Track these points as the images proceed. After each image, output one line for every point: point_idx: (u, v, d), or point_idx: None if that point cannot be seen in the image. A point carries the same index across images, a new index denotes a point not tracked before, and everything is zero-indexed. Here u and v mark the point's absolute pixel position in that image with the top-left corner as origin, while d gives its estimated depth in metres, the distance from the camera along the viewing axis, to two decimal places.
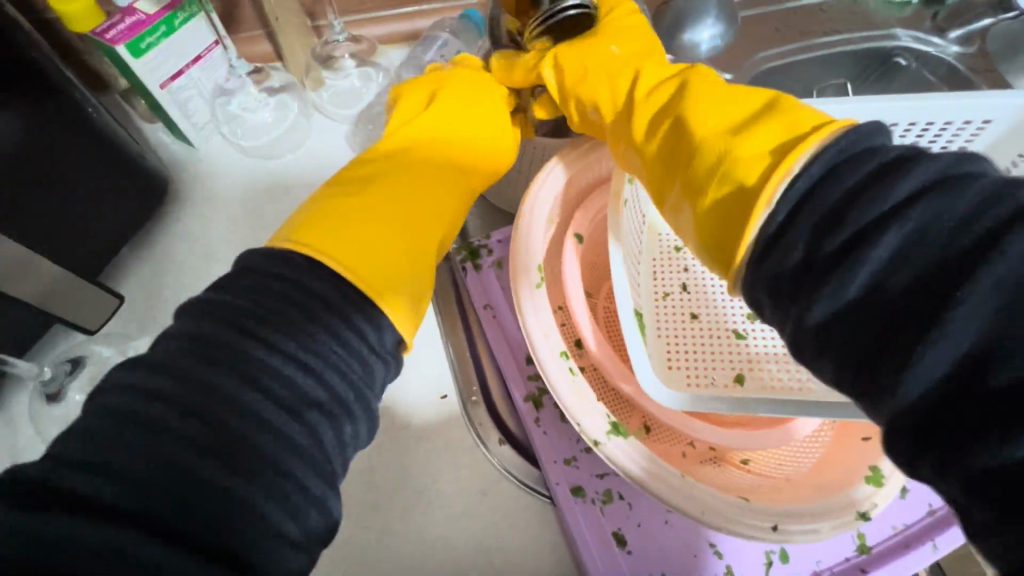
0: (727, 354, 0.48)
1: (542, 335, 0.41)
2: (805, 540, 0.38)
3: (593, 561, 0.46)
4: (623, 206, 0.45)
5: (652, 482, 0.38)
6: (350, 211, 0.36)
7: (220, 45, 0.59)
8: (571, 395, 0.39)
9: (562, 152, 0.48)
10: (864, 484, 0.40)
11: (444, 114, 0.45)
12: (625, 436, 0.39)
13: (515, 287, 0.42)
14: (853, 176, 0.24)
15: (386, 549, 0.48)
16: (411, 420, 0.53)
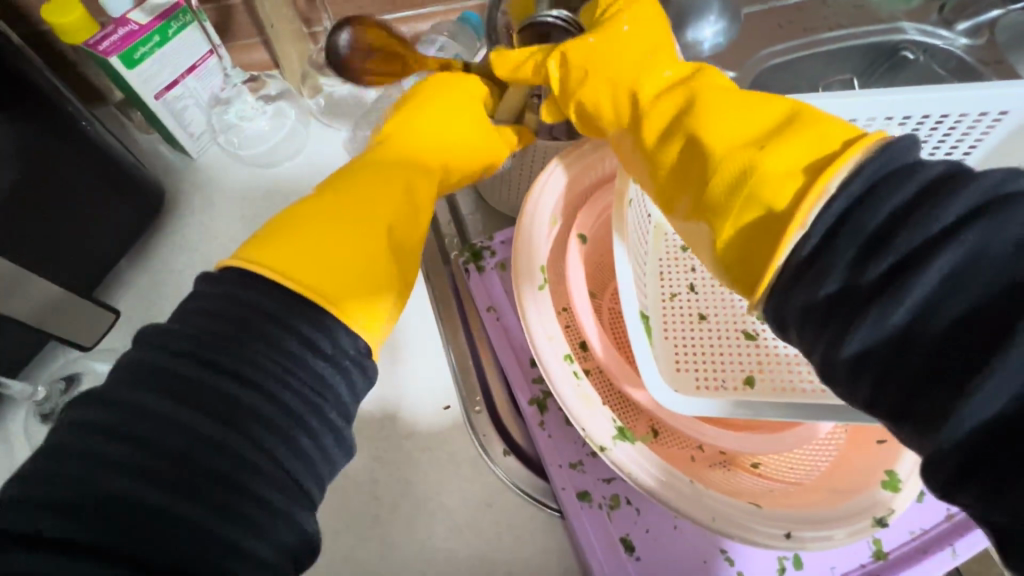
0: (737, 356, 0.47)
1: (546, 337, 0.39)
2: (822, 547, 0.37)
3: (600, 565, 0.45)
4: (627, 205, 0.44)
5: (660, 489, 0.37)
6: (314, 224, 0.35)
7: (214, 54, 0.59)
8: (575, 399, 0.38)
9: (564, 152, 0.47)
10: (881, 489, 0.39)
11: (416, 127, 0.45)
12: (632, 441, 0.38)
13: (517, 289, 0.41)
14: (897, 196, 0.23)
15: (389, 564, 0.47)
16: (413, 430, 0.52)
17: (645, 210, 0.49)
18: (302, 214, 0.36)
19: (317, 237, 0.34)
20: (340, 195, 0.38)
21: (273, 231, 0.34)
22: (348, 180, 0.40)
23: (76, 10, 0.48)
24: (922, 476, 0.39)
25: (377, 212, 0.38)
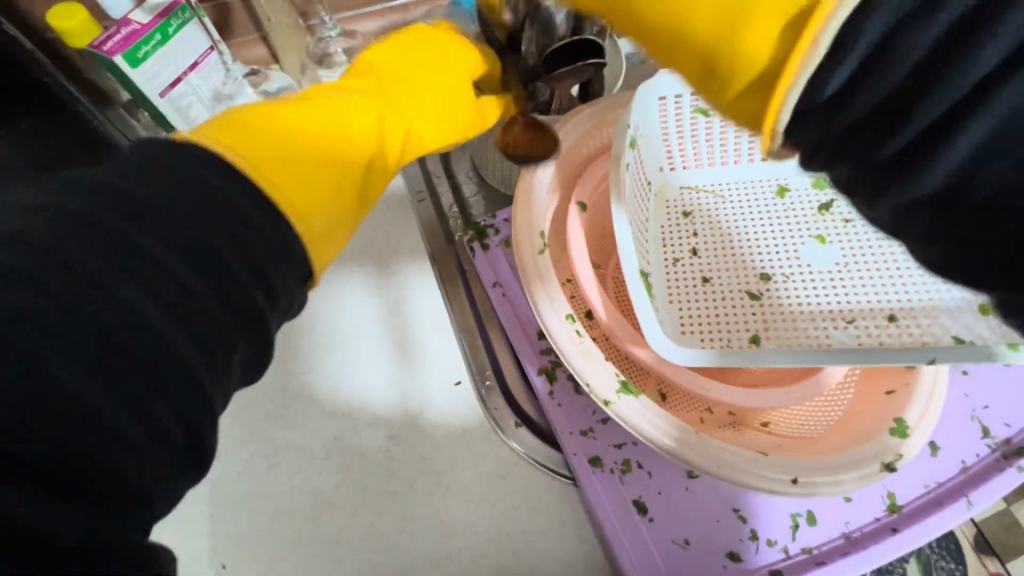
0: (740, 316, 0.47)
1: (547, 300, 0.40)
2: (829, 491, 0.38)
3: (614, 528, 0.46)
4: (625, 168, 0.44)
5: (665, 440, 0.37)
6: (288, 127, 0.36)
7: (215, 51, 0.60)
8: (577, 356, 0.39)
9: (558, 124, 0.47)
10: (888, 436, 0.39)
11: (409, 65, 0.47)
12: (636, 395, 0.38)
13: (519, 254, 0.42)
14: (910, 56, 0.18)
15: (408, 537, 0.48)
16: (425, 407, 0.53)
17: (644, 177, 0.50)
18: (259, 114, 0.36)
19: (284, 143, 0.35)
20: (294, 107, 0.38)
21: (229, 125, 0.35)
22: (308, 105, 0.39)
23: (79, 15, 0.50)
24: (930, 421, 0.40)
25: (332, 140, 0.38)
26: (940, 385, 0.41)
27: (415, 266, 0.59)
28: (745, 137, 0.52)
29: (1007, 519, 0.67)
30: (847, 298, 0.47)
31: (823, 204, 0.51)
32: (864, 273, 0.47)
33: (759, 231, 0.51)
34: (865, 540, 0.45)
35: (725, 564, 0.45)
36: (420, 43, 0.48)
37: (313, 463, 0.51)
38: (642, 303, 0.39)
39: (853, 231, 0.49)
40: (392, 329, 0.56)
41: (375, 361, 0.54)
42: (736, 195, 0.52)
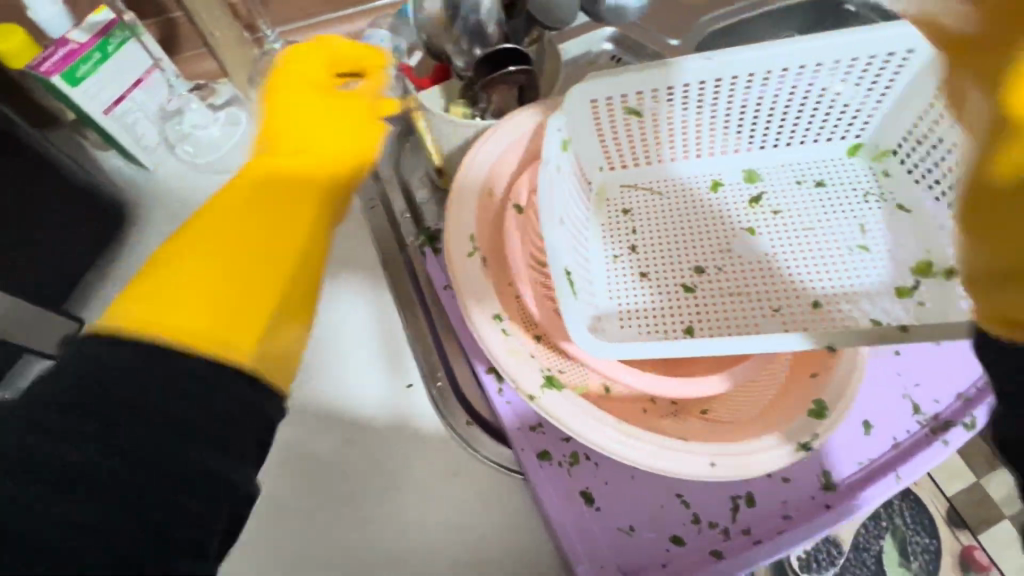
0: (675, 308, 0.49)
1: (475, 301, 0.43)
2: (745, 473, 0.39)
3: (560, 518, 0.48)
4: (549, 170, 0.45)
5: (588, 433, 0.39)
6: (197, 258, 0.35)
7: (159, 69, 0.61)
8: (504, 354, 0.41)
9: (488, 130, 0.48)
10: (806, 417, 0.41)
11: (291, 90, 0.44)
12: (560, 389, 0.40)
13: (448, 258, 0.44)
14: None
15: (363, 537, 0.49)
16: (378, 409, 0.54)
17: (582, 178, 0.53)
18: (159, 265, 0.34)
19: (197, 280, 0.34)
20: (199, 225, 0.37)
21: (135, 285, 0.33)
22: (210, 214, 0.37)
23: (17, 36, 0.51)
24: (848, 401, 0.42)
25: (246, 233, 0.37)
26: (858, 367, 0.43)
27: (368, 272, 0.61)
28: (678, 135, 0.54)
29: (976, 494, 0.69)
30: (774, 287, 0.49)
31: (753, 197, 0.53)
32: (789, 262, 0.50)
33: (694, 225, 0.52)
34: (801, 518, 0.48)
35: (669, 548, 0.47)
36: (277, 74, 0.45)
37: (268, 470, 0.52)
38: (566, 300, 0.41)
39: (781, 223, 0.52)
40: (343, 335, 0.57)
41: (330, 368, 0.56)
42: (673, 191, 0.54)
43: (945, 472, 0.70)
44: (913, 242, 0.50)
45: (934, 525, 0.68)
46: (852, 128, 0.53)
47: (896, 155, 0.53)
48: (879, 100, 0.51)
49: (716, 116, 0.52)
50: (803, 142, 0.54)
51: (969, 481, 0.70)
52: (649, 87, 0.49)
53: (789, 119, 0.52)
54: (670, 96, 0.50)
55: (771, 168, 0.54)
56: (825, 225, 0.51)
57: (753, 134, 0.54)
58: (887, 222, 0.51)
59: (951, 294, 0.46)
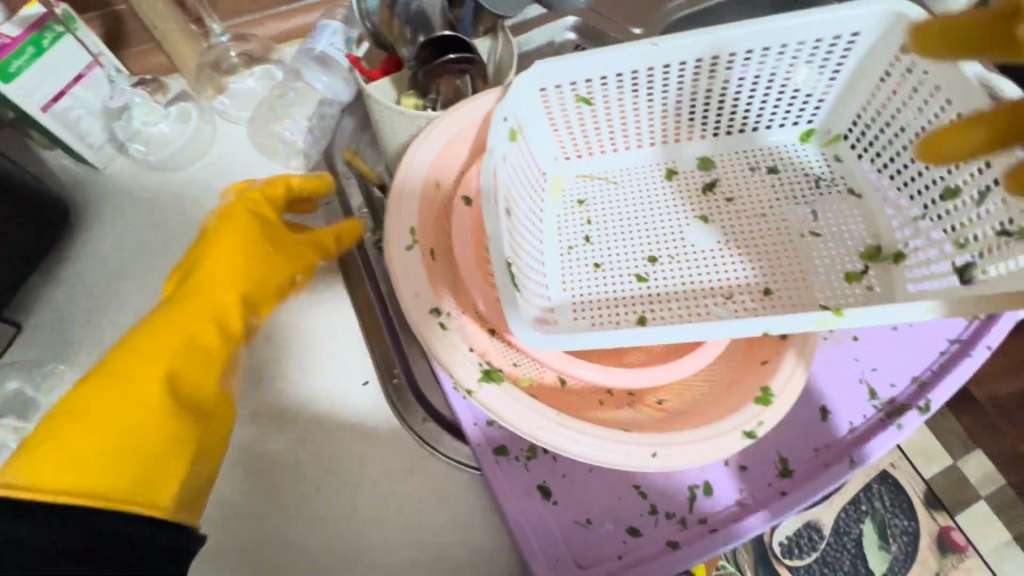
0: (628, 298, 0.49)
1: (412, 293, 0.42)
2: (688, 463, 0.39)
3: (516, 513, 0.47)
4: (495, 159, 0.44)
5: (525, 425, 0.38)
6: (96, 413, 0.40)
7: (100, 65, 0.59)
8: (441, 348, 0.41)
9: (432, 121, 0.47)
10: (753, 404, 0.41)
11: (211, 250, 0.49)
12: (497, 382, 0.40)
13: (387, 252, 0.44)
14: None
15: (316, 537, 0.49)
16: (333, 408, 0.53)
17: (536, 168, 0.52)
18: (65, 423, 0.40)
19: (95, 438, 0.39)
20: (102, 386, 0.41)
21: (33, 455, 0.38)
22: (113, 370, 0.42)
23: None
24: (796, 387, 0.42)
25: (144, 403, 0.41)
26: (807, 353, 0.43)
27: (323, 267, 0.59)
28: (633, 122, 0.53)
29: (954, 475, 0.70)
30: (726, 275, 0.49)
31: (706, 185, 0.53)
32: (742, 250, 0.50)
33: (649, 215, 0.52)
34: (757, 505, 0.47)
35: (626, 540, 0.47)
36: (214, 231, 0.51)
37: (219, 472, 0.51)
38: (507, 290, 0.39)
39: (734, 209, 0.51)
40: (296, 333, 0.56)
41: (283, 368, 0.54)
42: (629, 181, 0.54)
43: (923, 456, 0.71)
44: (862, 227, 0.50)
45: (915, 506, 0.69)
46: (804, 113, 0.53)
47: (847, 139, 0.53)
48: (829, 83, 0.51)
49: (670, 102, 0.51)
50: (758, 127, 0.54)
51: (943, 465, 0.70)
52: (597, 74, 0.48)
53: (741, 105, 0.52)
54: (620, 83, 0.49)
55: (725, 155, 0.54)
56: (779, 212, 0.51)
57: (708, 120, 0.53)
58: (839, 206, 0.51)
59: (897, 276, 0.48)
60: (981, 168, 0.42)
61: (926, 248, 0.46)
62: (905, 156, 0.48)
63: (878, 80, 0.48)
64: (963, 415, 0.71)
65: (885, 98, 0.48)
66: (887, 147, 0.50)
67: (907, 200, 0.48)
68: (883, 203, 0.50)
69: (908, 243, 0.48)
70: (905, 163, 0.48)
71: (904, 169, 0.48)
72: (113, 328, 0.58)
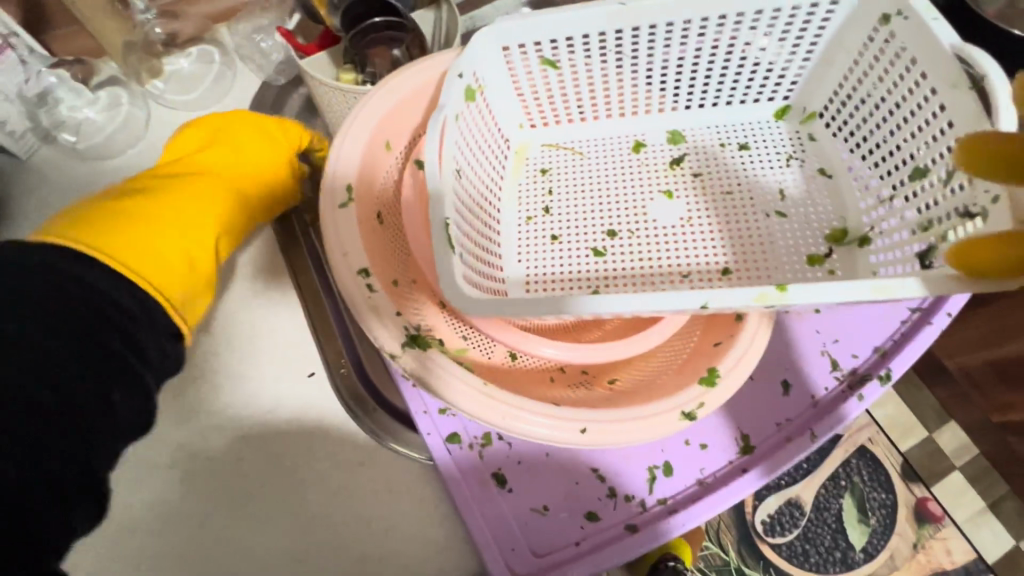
0: (583, 272, 0.47)
1: (341, 253, 0.39)
2: (617, 441, 0.37)
3: (469, 503, 0.45)
4: (445, 118, 0.40)
5: (459, 398, 0.36)
6: (120, 221, 0.40)
7: (11, 49, 0.54)
8: (365, 310, 0.38)
9: (384, 79, 0.44)
10: (697, 385, 0.40)
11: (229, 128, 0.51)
12: (423, 347, 0.37)
13: (319, 210, 0.40)
14: None
15: (264, 535, 0.46)
16: (280, 401, 0.50)
17: (498, 133, 0.50)
18: (111, 209, 0.41)
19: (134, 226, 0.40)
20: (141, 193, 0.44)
21: (80, 222, 0.39)
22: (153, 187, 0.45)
23: None
24: (742, 372, 0.40)
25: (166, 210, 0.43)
26: (759, 338, 0.41)
27: (264, 253, 0.56)
28: (599, 91, 0.50)
29: (929, 447, 0.70)
30: (686, 254, 0.47)
31: (674, 159, 0.50)
32: (705, 230, 0.47)
33: (609, 187, 0.50)
34: (717, 484, 0.46)
35: (583, 525, 0.45)
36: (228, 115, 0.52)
37: (158, 473, 0.48)
38: (443, 256, 0.36)
39: (699, 184, 0.49)
40: (239, 324, 0.53)
41: (225, 362, 0.51)
42: (594, 154, 0.51)
43: (898, 430, 0.70)
44: (828, 205, 0.48)
45: (886, 478, 0.68)
46: (780, 88, 0.50)
47: (823, 117, 0.50)
48: (806, 58, 0.48)
49: (637, 71, 0.49)
50: (730, 103, 0.51)
51: (918, 438, 0.70)
52: (563, 34, 0.45)
53: (711, 76, 0.49)
54: (587, 45, 0.46)
55: (695, 130, 0.51)
56: (744, 188, 0.49)
57: (677, 92, 0.51)
58: (806, 186, 0.49)
59: (862, 259, 0.46)
60: (952, 144, 0.39)
61: (897, 230, 0.44)
62: (879, 133, 0.45)
63: (861, 46, 0.45)
64: (937, 388, 0.71)
65: (864, 72, 0.45)
66: (862, 125, 0.47)
67: (870, 172, 0.47)
68: (855, 183, 0.48)
69: (876, 226, 0.46)
70: (882, 138, 0.45)
71: (877, 147, 0.46)
72: None
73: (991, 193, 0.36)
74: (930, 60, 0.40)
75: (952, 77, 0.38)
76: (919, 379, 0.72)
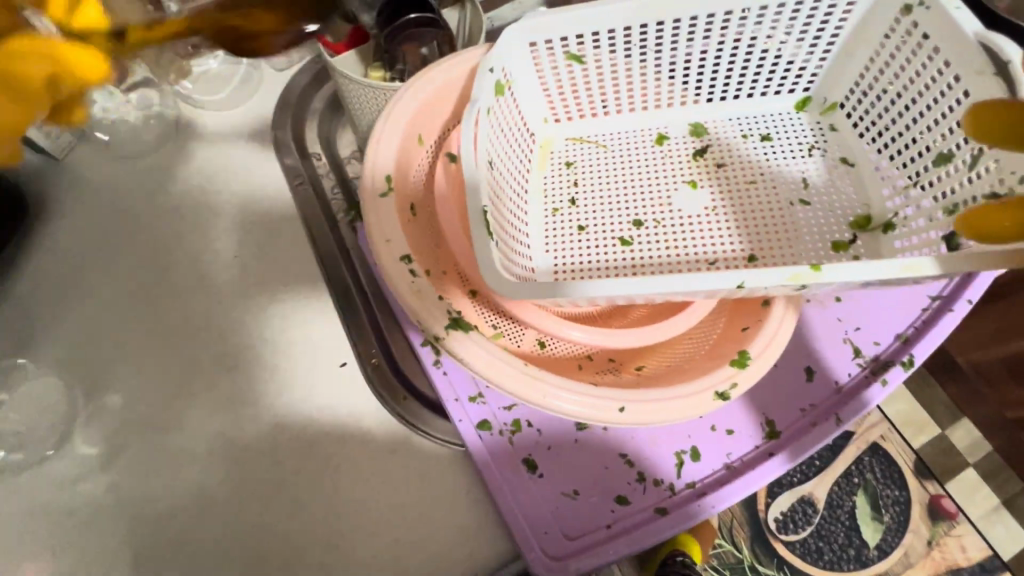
0: (610, 261, 0.48)
1: (382, 240, 0.40)
2: (654, 419, 0.38)
3: (501, 487, 0.46)
4: (479, 111, 0.42)
5: (500, 378, 0.37)
6: None
7: None
8: (407, 294, 0.39)
9: (418, 74, 0.45)
10: (728, 366, 0.41)
11: None
12: (464, 330, 0.38)
13: (361, 199, 0.41)
14: None
15: (298, 521, 0.47)
16: (313, 391, 0.51)
17: (524, 127, 0.51)
18: None
19: None
20: None
21: None
22: None
23: None
24: (772, 355, 0.41)
25: None
26: (787, 322, 0.42)
27: (293, 249, 0.57)
28: (623, 86, 0.51)
29: (944, 444, 0.70)
30: (712, 243, 0.48)
31: (697, 150, 0.51)
32: (729, 219, 0.48)
33: (634, 178, 0.51)
34: (744, 468, 0.47)
35: (613, 508, 0.46)
36: None
37: (195, 462, 0.49)
38: (482, 244, 0.38)
39: (722, 175, 0.50)
40: (271, 318, 0.54)
41: (256, 354, 0.53)
42: (618, 147, 0.53)
43: (912, 427, 0.71)
44: (850, 194, 0.49)
45: (907, 468, 0.69)
46: (800, 80, 0.51)
47: (844, 108, 0.50)
48: (825, 51, 0.49)
49: (661, 65, 0.50)
50: (751, 96, 0.52)
51: (936, 433, 0.70)
52: (589, 29, 0.47)
53: (734, 69, 0.50)
54: (613, 40, 0.48)
55: (717, 123, 0.52)
56: (767, 178, 0.50)
57: (700, 86, 0.52)
58: (828, 176, 0.50)
59: (884, 245, 0.47)
60: None
61: (917, 217, 0.45)
62: (900, 123, 0.46)
63: (880, 39, 0.46)
64: (951, 383, 0.72)
65: (884, 63, 0.46)
66: (881, 116, 0.48)
67: (888, 160, 0.48)
68: (875, 171, 0.49)
69: (899, 212, 0.46)
70: (902, 128, 0.46)
71: (897, 137, 0.47)
72: (72, 317, 0.54)
73: (1018, 173, 0.38)
74: (953, 48, 0.41)
75: (977, 65, 0.40)
76: (934, 372, 0.73)
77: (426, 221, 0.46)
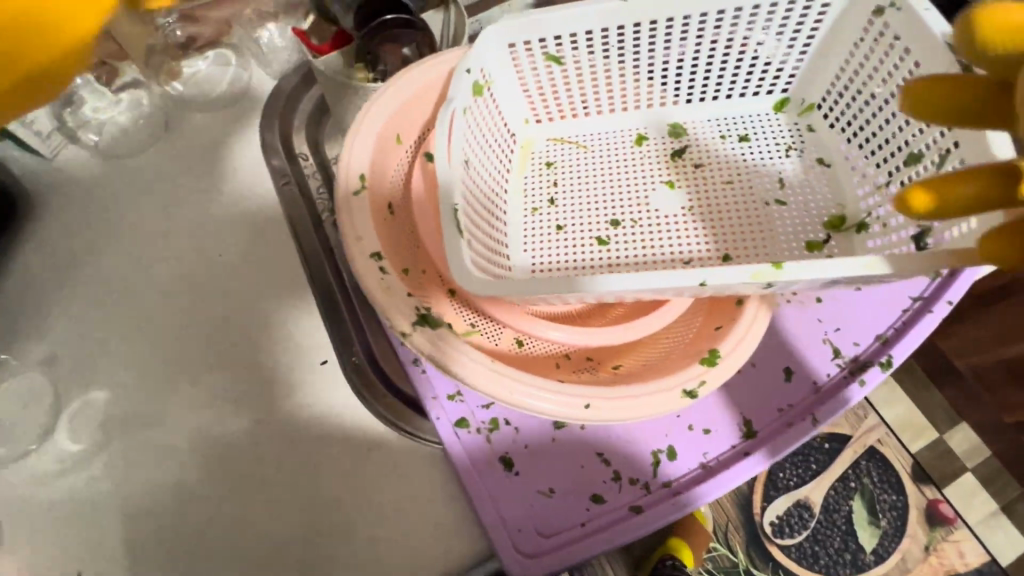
0: (587, 260, 0.48)
1: (355, 238, 0.41)
2: (622, 416, 0.38)
3: (477, 485, 0.46)
4: (454, 111, 0.42)
5: (467, 373, 0.38)
6: None
7: None
8: (378, 291, 0.39)
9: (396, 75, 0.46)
10: (698, 364, 0.41)
11: None
12: (434, 326, 0.39)
13: (336, 198, 0.42)
14: None
15: (277, 517, 0.48)
16: (294, 389, 0.52)
17: (504, 128, 0.52)
18: None
19: None
20: None
21: None
22: None
23: None
24: (743, 353, 0.41)
25: None
26: (759, 321, 0.42)
27: (279, 249, 0.57)
28: (602, 87, 0.52)
29: (939, 447, 0.70)
30: (688, 243, 0.48)
31: (676, 151, 0.52)
32: (706, 219, 0.49)
33: (612, 178, 0.51)
34: (720, 467, 0.47)
35: (589, 507, 0.46)
36: None
37: (177, 458, 0.50)
38: (453, 242, 0.38)
39: (700, 175, 0.50)
40: (256, 316, 0.55)
41: (239, 352, 0.53)
42: (598, 147, 0.53)
43: (907, 432, 0.70)
44: (826, 195, 0.49)
45: (893, 470, 0.69)
46: (778, 81, 0.51)
47: (822, 108, 0.51)
48: (803, 52, 0.49)
49: (639, 66, 0.50)
50: (730, 97, 0.52)
51: (929, 438, 0.70)
52: (566, 31, 0.47)
53: (713, 70, 0.51)
54: (591, 41, 0.48)
55: (697, 123, 0.53)
56: (744, 179, 0.50)
57: (679, 87, 0.52)
58: (805, 177, 0.50)
59: (859, 245, 0.47)
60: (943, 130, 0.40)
61: (890, 217, 0.45)
62: (875, 123, 0.47)
63: (856, 41, 0.46)
64: (942, 387, 0.72)
65: (859, 64, 0.47)
66: (858, 116, 0.48)
67: (864, 160, 0.48)
68: (852, 171, 0.49)
69: (873, 212, 0.47)
70: (877, 128, 0.47)
71: (873, 137, 0.47)
72: (60, 314, 0.55)
73: None
74: (922, 49, 0.41)
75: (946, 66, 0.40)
76: (926, 377, 0.72)
77: (404, 220, 0.46)
